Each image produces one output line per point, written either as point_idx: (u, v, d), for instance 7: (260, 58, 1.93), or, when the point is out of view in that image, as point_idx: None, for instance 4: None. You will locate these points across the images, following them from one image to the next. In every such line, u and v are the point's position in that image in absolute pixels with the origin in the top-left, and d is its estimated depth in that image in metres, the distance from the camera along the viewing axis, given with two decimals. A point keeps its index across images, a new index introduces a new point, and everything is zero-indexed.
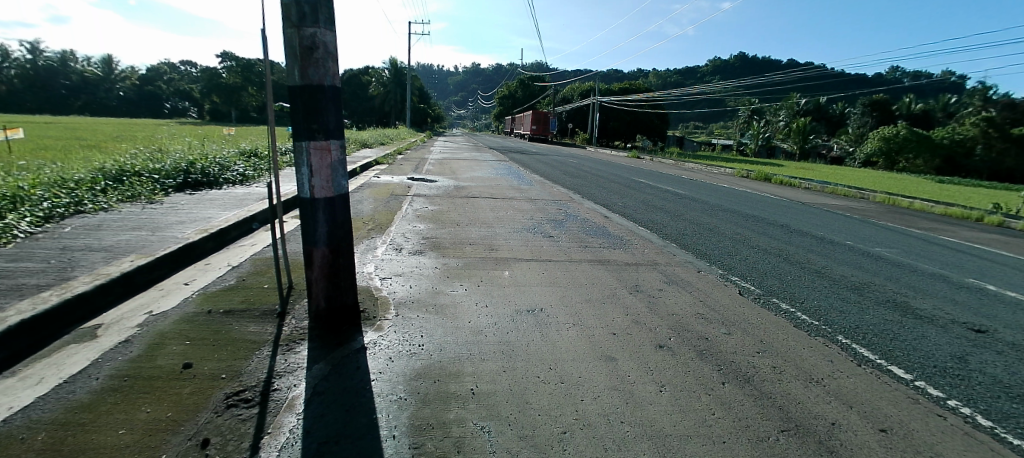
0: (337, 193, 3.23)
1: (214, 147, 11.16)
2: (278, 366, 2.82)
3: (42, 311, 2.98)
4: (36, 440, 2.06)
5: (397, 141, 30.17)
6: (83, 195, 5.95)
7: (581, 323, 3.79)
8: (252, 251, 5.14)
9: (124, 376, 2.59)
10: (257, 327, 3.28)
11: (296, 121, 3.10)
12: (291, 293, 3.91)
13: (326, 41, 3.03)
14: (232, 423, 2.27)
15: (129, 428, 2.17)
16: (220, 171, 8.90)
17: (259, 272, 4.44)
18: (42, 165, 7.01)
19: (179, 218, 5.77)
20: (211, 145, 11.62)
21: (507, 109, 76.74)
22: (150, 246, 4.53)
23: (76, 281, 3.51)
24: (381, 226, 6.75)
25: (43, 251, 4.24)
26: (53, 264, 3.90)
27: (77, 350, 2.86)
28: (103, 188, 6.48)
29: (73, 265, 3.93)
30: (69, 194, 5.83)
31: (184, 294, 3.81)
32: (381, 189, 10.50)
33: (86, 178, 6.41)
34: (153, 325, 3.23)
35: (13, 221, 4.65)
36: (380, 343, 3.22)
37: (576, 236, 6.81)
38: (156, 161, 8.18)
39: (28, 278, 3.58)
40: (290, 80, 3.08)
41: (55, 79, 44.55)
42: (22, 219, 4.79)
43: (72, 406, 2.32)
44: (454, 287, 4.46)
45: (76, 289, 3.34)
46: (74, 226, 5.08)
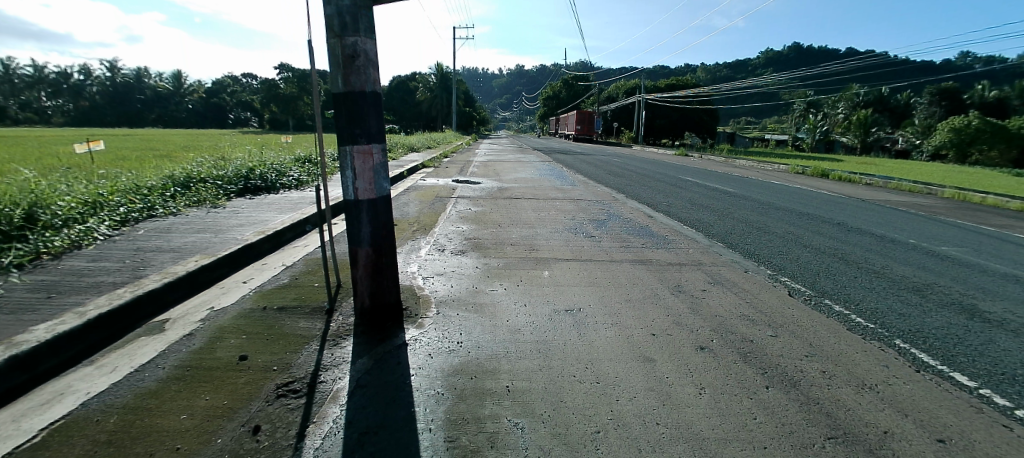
0: (379, 195, 3.35)
1: (271, 154, 11.76)
2: (325, 360, 2.97)
3: (117, 306, 3.29)
4: (109, 422, 2.29)
5: (444, 145, 30.82)
6: (154, 201, 6.46)
7: (620, 324, 3.75)
8: (304, 252, 5.41)
9: (187, 366, 2.81)
10: (307, 323, 3.46)
11: (340, 126, 3.24)
12: (339, 292, 4.09)
13: (366, 49, 3.17)
14: (281, 412, 2.44)
15: (188, 414, 2.37)
16: (277, 177, 9.42)
17: (310, 271, 4.68)
18: (121, 175, 7.66)
19: (239, 221, 6.16)
20: (269, 152, 12.30)
21: (553, 110, 76.53)
22: (213, 247, 4.88)
23: (147, 279, 3.82)
24: (424, 228, 6.94)
25: (119, 251, 4.62)
26: (127, 264, 4.27)
27: (147, 342, 3.13)
28: (172, 194, 7.01)
29: (145, 264, 4.27)
30: (142, 200, 6.34)
31: (242, 292, 4.08)
32: (427, 191, 10.76)
33: (157, 185, 6.95)
34: (213, 320, 3.48)
35: (94, 224, 5.10)
36: (420, 339, 3.32)
37: (618, 236, 6.73)
38: (220, 168, 8.77)
39: (106, 276, 3.93)
40: (334, 87, 3.23)
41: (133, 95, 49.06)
42: (102, 223, 5.25)
43: (141, 392, 2.55)
44: (493, 287, 4.52)
45: (147, 286, 3.65)
46: (147, 230, 5.52)
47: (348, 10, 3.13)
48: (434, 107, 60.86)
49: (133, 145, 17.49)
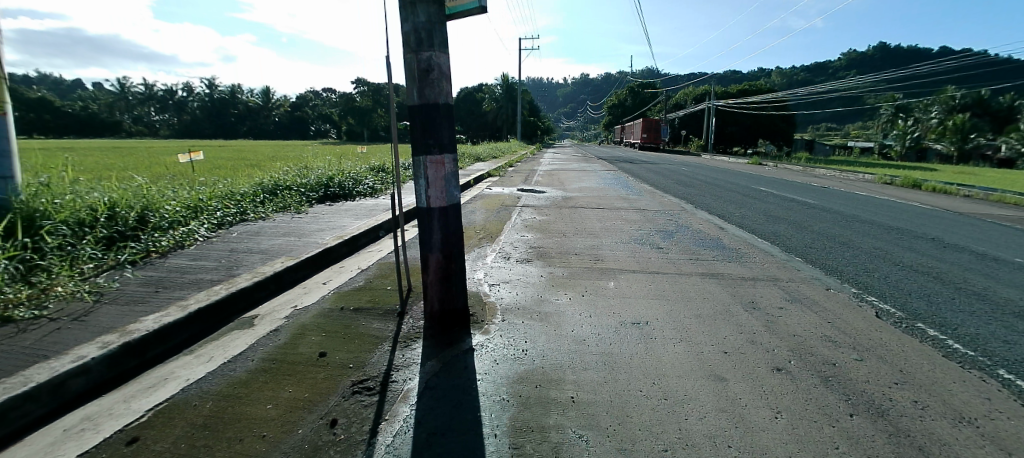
0: (450, 203, 3.45)
1: (349, 164, 12.46)
2: (396, 360, 3.10)
3: (214, 301, 3.62)
4: (207, 407, 2.53)
5: (509, 154, 31.29)
6: (246, 206, 7.05)
7: (689, 339, 3.61)
8: (378, 256, 5.69)
9: (274, 359, 3.04)
10: (380, 324, 3.63)
11: (415, 137, 3.39)
12: (409, 295, 4.25)
13: (440, 63, 3.31)
14: (356, 408, 2.59)
15: (273, 404, 2.58)
16: (354, 185, 9.98)
17: (383, 275, 4.90)
18: (220, 182, 8.44)
19: (319, 227, 6.59)
20: (346, 162, 13.06)
21: (617, 118, 75.57)
22: (297, 250, 5.25)
23: (240, 278, 4.18)
24: (489, 235, 7.07)
25: (216, 252, 5.09)
26: (222, 263, 4.69)
27: (239, 335, 3.42)
28: (261, 200, 7.63)
29: (237, 264, 4.67)
30: (236, 206, 6.95)
31: (322, 292, 4.35)
32: (493, 199, 10.97)
33: (249, 192, 7.60)
34: (296, 317, 3.73)
35: (195, 226, 5.61)
36: (486, 345, 3.39)
37: (688, 248, 6.50)
38: (303, 176, 9.44)
39: (206, 273, 4.34)
40: (410, 99, 3.38)
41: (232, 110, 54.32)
42: (201, 225, 5.76)
43: (233, 381, 2.79)
44: (558, 296, 4.51)
45: (239, 284, 3.99)
46: (240, 233, 6.04)
47: (424, 26, 3.28)
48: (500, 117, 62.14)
49: (230, 156, 19.23)
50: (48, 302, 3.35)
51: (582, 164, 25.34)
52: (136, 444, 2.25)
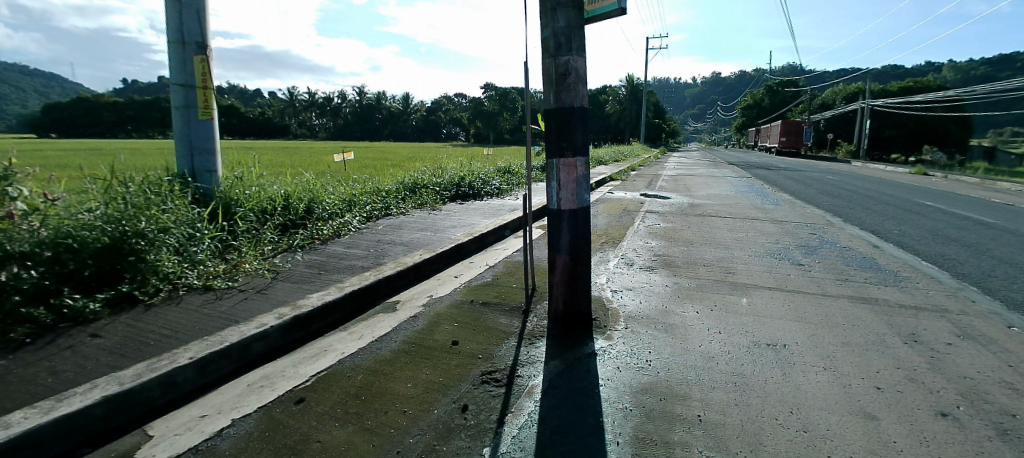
0: (581, 206, 3.48)
1: (478, 165, 13.12)
2: (522, 356, 3.21)
3: (366, 285, 4.07)
4: (359, 378, 2.87)
5: (633, 158, 30.60)
6: (390, 202, 7.81)
7: (835, 369, 3.22)
8: (504, 254, 5.93)
9: (414, 342, 3.34)
10: (506, 319, 3.79)
11: (550, 140, 3.49)
12: (534, 294, 4.37)
13: (577, 67, 3.36)
14: (484, 397, 2.75)
15: (413, 383, 2.84)
16: (482, 185, 10.49)
17: (509, 273, 5.10)
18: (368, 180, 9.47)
19: (451, 223, 7.06)
20: (476, 163, 13.77)
21: (753, 120, 69.67)
22: (433, 244, 5.68)
23: (385, 266, 4.65)
24: (610, 241, 6.97)
25: (366, 242, 5.72)
26: (371, 252, 5.25)
27: (385, 317, 3.81)
28: (403, 197, 8.39)
29: (383, 254, 5.20)
30: (382, 201, 7.74)
31: (454, 285, 4.66)
32: (614, 204, 10.82)
33: (393, 189, 8.41)
34: (432, 306, 4.05)
35: (350, 219, 6.34)
36: (609, 351, 3.36)
37: (835, 266, 5.79)
38: (438, 176, 10.19)
39: (358, 259, 4.90)
40: (546, 104, 3.48)
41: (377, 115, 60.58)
42: (354, 218, 6.50)
43: (380, 358, 3.12)
44: (684, 308, 4.31)
45: (385, 272, 4.44)
46: (385, 225, 6.69)
47: (563, 32, 3.35)
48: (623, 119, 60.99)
49: (376, 155, 21.42)
50: (239, 276, 4.04)
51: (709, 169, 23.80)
52: (302, 404, 2.65)
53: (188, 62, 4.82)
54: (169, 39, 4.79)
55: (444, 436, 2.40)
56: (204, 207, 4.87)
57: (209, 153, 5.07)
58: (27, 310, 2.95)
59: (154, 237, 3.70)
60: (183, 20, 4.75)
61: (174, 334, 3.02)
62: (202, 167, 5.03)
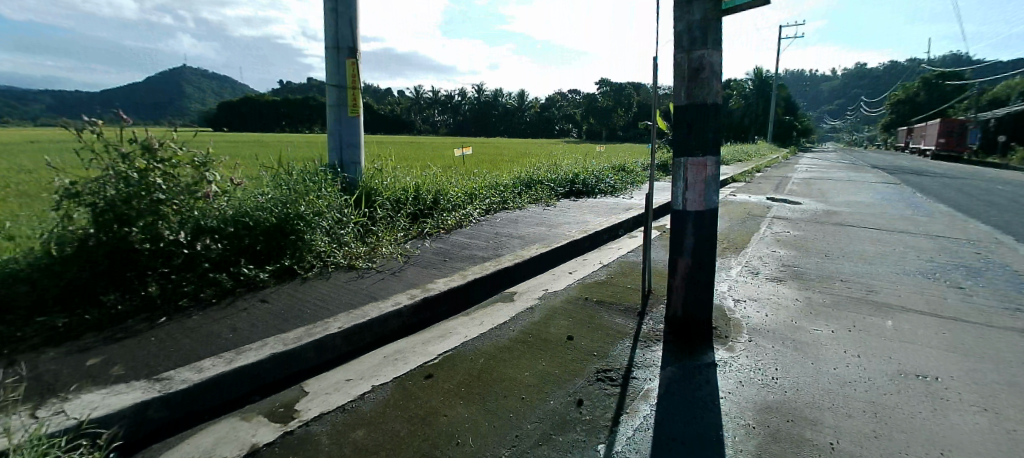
0: (708, 207, 3.33)
1: (593, 162, 12.97)
2: (637, 358, 3.17)
3: (487, 274, 4.27)
4: (478, 362, 3.05)
5: (759, 158, 28.20)
6: (507, 197, 8.05)
7: (993, 409, 2.72)
8: (619, 254, 5.79)
9: (530, 334, 3.45)
10: (621, 320, 3.75)
11: (678, 138, 3.37)
12: (651, 296, 4.25)
13: (712, 61, 3.20)
14: (599, 394, 2.76)
15: (530, 372, 2.94)
16: (596, 183, 10.35)
17: (624, 272, 4.99)
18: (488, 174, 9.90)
19: (565, 220, 7.06)
20: (590, 160, 13.68)
21: (907, 117, 60.39)
22: (548, 240, 5.78)
23: (504, 257, 4.82)
24: (732, 247, 6.52)
25: (485, 234, 5.95)
26: (489, 243, 5.45)
27: (503, 307, 3.97)
28: (519, 192, 8.62)
29: (500, 246, 5.36)
30: (500, 195, 8.01)
31: (568, 281, 4.70)
32: (736, 207, 10.11)
33: (511, 185, 8.68)
34: (547, 300, 4.13)
35: (471, 211, 6.65)
36: (731, 364, 3.18)
37: (1016, 294, 4.84)
38: (553, 172, 10.29)
39: (477, 250, 5.11)
40: (676, 100, 3.38)
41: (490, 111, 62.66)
42: (475, 210, 6.80)
43: (498, 345, 3.28)
44: (818, 326, 3.92)
45: (504, 263, 4.61)
46: (502, 219, 6.96)
47: (698, 24, 3.22)
48: (748, 116, 56.40)
49: (492, 151, 22.19)
50: (377, 258, 4.48)
51: (849, 173, 21.10)
52: (430, 380, 2.88)
53: (341, 65, 5.38)
54: (327, 45, 5.38)
55: (560, 427, 2.47)
56: (350, 195, 5.45)
57: (355, 147, 5.62)
58: (214, 275, 3.54)
59: (311, 220, 4.24)
60: (339, 28, 5.29)
61: (325, 305, 3.45)
62: (349, 159, 5.60)
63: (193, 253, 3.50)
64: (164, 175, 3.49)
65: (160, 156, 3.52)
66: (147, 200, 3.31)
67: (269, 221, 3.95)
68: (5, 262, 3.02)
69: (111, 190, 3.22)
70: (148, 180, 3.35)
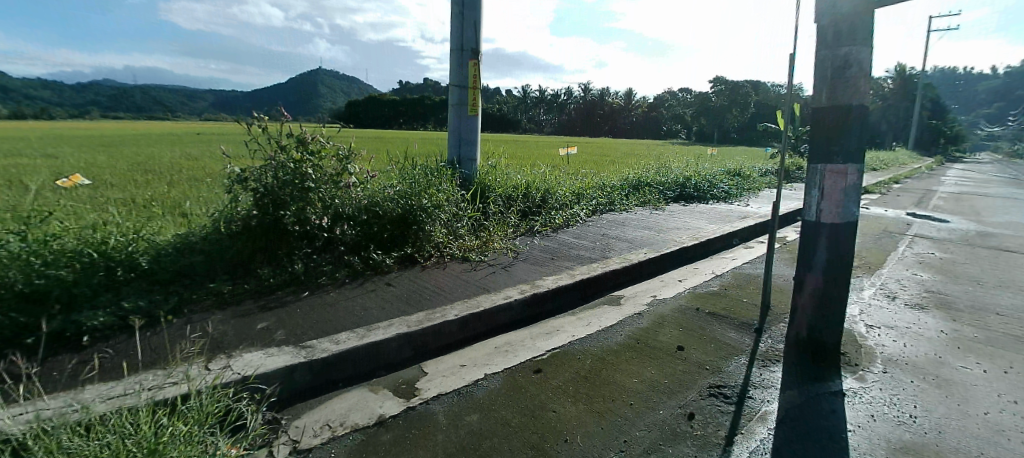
0: (846, 220, 3.07)
1: (704, 165, 12.25)
2: (753, 378, 3.02)
3: (594, 275, 4.28)
4: (586, 363, 3.09)
5: (898, 167, 24.73)
6: (615, 198, 7.66)
7: None
8: (736, 265, 5.32)
9: (639, 340, 3.42)
10: (736, 335, 3.58)
11: (815, 142, 3.13)
12: (770, 313, 3.99)
13: (861, 58, 2.93)
14: (711, 410, 2.68)
15: (639, 379, 2.93)
16: (709, 187, 9.38)
17: (740, 285, 4.65)
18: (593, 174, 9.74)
19: (675, 225, 6.53)
20: (701, 162, 12.89)
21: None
22: (656, 245, 5.40)
23: (611, 259, 4.77)
24: (862, 267, 5.89)
25: (591, 234, 5.77)
26: (596, 244, 5.29)
27: (610, 310, 3.96)
28: (626, 194, 8.21)
29: (608, 248, 5.18)
30: (607, 196, 7.67)
31: (678, 288, 4.53)
32: (868, 222, 9.04)
33: (618, 186, 8.31)
34: (656, 307, 4.05)
35: (577, 212, 6.49)
36: (861, 394, 2.91)
37: None
38: (663, 175, 9.70)
39: (584, 250, 5.03)
40: (816, 101, 3.14)
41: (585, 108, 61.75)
42: (581, 211, 6.61)
43: (606, 348, 3.29)
44: (972, 365, 3.43)
45: (612, 265, 4.56)
46: (610, 218, 6.74)
47: (847, 16, 2.94)
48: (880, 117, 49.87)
49: (596, 151, 21.91)
50: (488, 252, 4.67)
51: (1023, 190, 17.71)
52: (539, 375, 2.97)
53: (464, 66, 5.65)
54: (452, 47, 5.67)
55: (670, 438, 2.43)
56: (466, 190, 5.78)
57: (472, 144, 5.88)
58: (348, 258, 3.96)
59: (431, 212, 4.53)
60: (464, 29, 5.54)
61: (443, 292, 3.69)
62: (467, 155, 5.86)
63: (331, 237, 3.95)
64: (314, 165, 3.98)
65: (310, 149, 4.02)
66: (298, 187, 3.80)
67: (396, 212, 4.31)
68: (189, 234, 3.73)
69: (269, 178, 3.78)
70: (301, 170, 3.85)
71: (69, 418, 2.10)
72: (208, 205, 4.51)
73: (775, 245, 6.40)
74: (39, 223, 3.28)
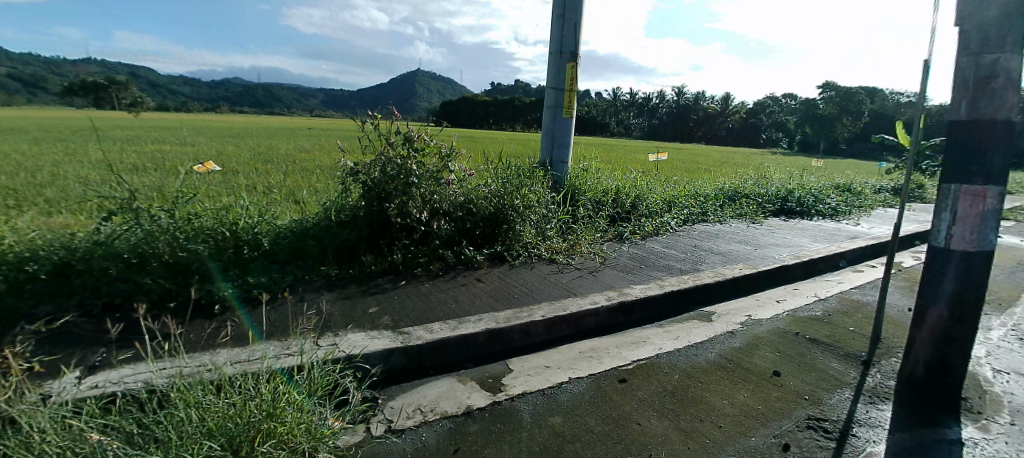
0: (980, 249, 2.75)
1: (809, 178, 11.33)
2: (857, 414, 2.80)
3: (684, 288, 4.16)
4: (674, 378, 3.04)
5: None
6: (709, 208, 7.37)
7: None
8: (841, 289, 4.97)
9: (731, 360, 3.30)
10: (839, 365, 3.35)
11: (950, 160, 2.79)
12: (880, 346, 3.67)
13: (1011, 67, 2.55)
14: (809, 443, 2.52)
15: (730, 401, 2.83)
16: (814, 202, 8.69)
17: (847, 312, 4.32)
18: (686, 182, 9.41)
19: (775, 241, 6.17)
20: (804, 175, 11.96)
21: None
22: (755, 260, 5.17)
23: (703, 273, 4.60)
24: (994, 304, 5.20)
25: (683, 244, 5.61)
26: (687, 256, 5.14)
27: (701, 326, 3.83)
28: (721, 204, 7.85)
29: (701, 260, 5.01)
30: (701, 206, 7.39)
31: (776, 310, 4.29)
32: (1006, 253, 7.92)
33: (712, 196, 7.98)
34: (751, 327, 3.86)
35: (669, 220, 6.34)
36: (983, 446, 2.58)
37: None
38: (762, 187, 9.18)
39: (675, 261, 4.90)
40: (951, 115, 2.79)
41: (669, 109, 59.47)
42: (673, 219, 6.44)
43: (696, 365, 3.21)
44: None
45: (704, 280, 4.40)
46: (702, 229, 6.47)
47: (995, 20, 2.57)
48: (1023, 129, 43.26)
49: (687, 158, 21.07)
50: (576, 256, 4.70)
51: None
52: (625, 385, 2.95)
53: (562, 69, 5.69)
54: (551, 49, 5.73)
55: None
56: (557, 192, 5.89)
57: (565, 146, 5.93)
58: (443, 250, 4.17)
59: (522, 211, 4.68)
60: (564, 32, 5.57)
61: (531, 292, 3.78)
62: (559, 158, 5.95)
63: (428, 230, 4.21)
64: (418, 161, 4.24)
65: (416, 146, 4.27)
66: (403, 181, 4.08)
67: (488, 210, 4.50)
68: (304, 220, 4.15)
69: (377, 171, 4.09)
70: (407, 166, 4.11)
71: (204, 376, 2.30)
72: (321, 195, 4.97)
73: (888, 272, 5.83)
74: (186, 202, 3.74)
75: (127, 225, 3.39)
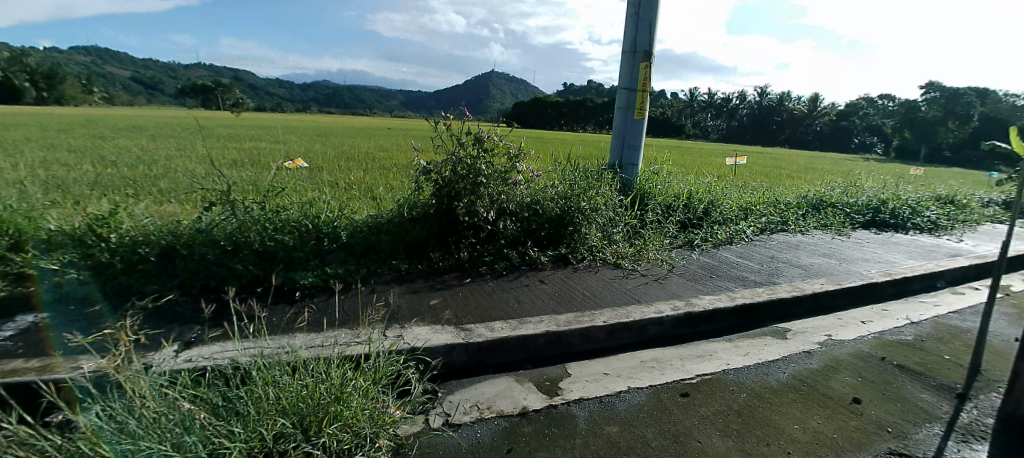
0: None
1: (906, 187, 10.25)
2: (951, 453, 2.49)
3: (757, 302, 3.91)
4: (739, 397, 2.86)
5: None
6: (789, 217, 6.88)
7: None
8: (940, 312, 4.46)
9: (805, 383, 3.06)
10: (931, 397, 3.00)
11: None
12: (985, 379, 3.24)
13: None
14: None
15: (801, 427, 2.62)
16: (912, 215, 7.86)
17: (947, 338, 3.86)
18: (764, 189, 8.85)
19: (864, 255, 5.65)
20: (902, 184, 10.85)
21: None
22: (839, 275, 4.76)
23: (779, 286, 4.30)
24: None
25: (758, 254, 5.28)
26: (763, 267, 4.82)
27: (773, 343, 3.59)
28: (804, 214, 7.30)
29: (778, 273, 4.69)
30: (780, 214, 6.92)
31: (862, 331, 3.92)
32: None
33: (794, 204, 7.45)
34: (832, 348, 3.56)
35: (744, 228, 6.00)
36: None
37: None
38: (851, 195, 8.43)
39: (749, 273, 4.62)
40: None
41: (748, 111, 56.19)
42: (748, 228, 6.08)
43: (765, 384, 3.01)
44: None
45: (780, 294, 4.11)
46: (781, 239, 6.06)
47: None
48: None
49: (767, 163, 19.83)
50: (642, 262, 4.56)
51: None
52: (686, 399, 2.83)
53: (634, 69, 5.55)
54: (624, 48, 5.61)
55: None
56: (625, 196, 5.75)
57: (635, 149, 5.78)
58: (507, 250, 4.20)
59: (588, 214, 4.63)
60: (638, 31, 5.44)
61: (593, 297, 3.72)
62: (629, 160, 5.80)
63: (494, 230, 4.27)
64: (486, 162, 4.32)
65: (485, 146, 4.35)
66: (472, 181, 4.20)
67: (554, 211, 4.51)
68: (379, 216, 4.36)
69: (447, 171, 4.21)
70: (476, 166, 4.21)
71: (282, 357, 2.47)
72: (396, 192, 5.20)
73: (1000, 296, 5.15)
74: (275, 196, 4.07)
75: (224, 214, 3.74)
